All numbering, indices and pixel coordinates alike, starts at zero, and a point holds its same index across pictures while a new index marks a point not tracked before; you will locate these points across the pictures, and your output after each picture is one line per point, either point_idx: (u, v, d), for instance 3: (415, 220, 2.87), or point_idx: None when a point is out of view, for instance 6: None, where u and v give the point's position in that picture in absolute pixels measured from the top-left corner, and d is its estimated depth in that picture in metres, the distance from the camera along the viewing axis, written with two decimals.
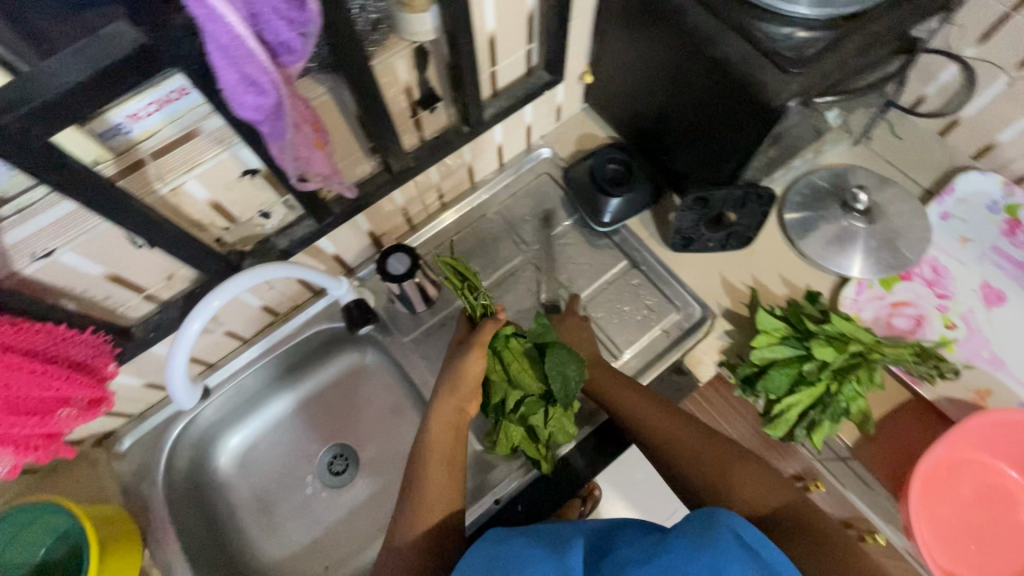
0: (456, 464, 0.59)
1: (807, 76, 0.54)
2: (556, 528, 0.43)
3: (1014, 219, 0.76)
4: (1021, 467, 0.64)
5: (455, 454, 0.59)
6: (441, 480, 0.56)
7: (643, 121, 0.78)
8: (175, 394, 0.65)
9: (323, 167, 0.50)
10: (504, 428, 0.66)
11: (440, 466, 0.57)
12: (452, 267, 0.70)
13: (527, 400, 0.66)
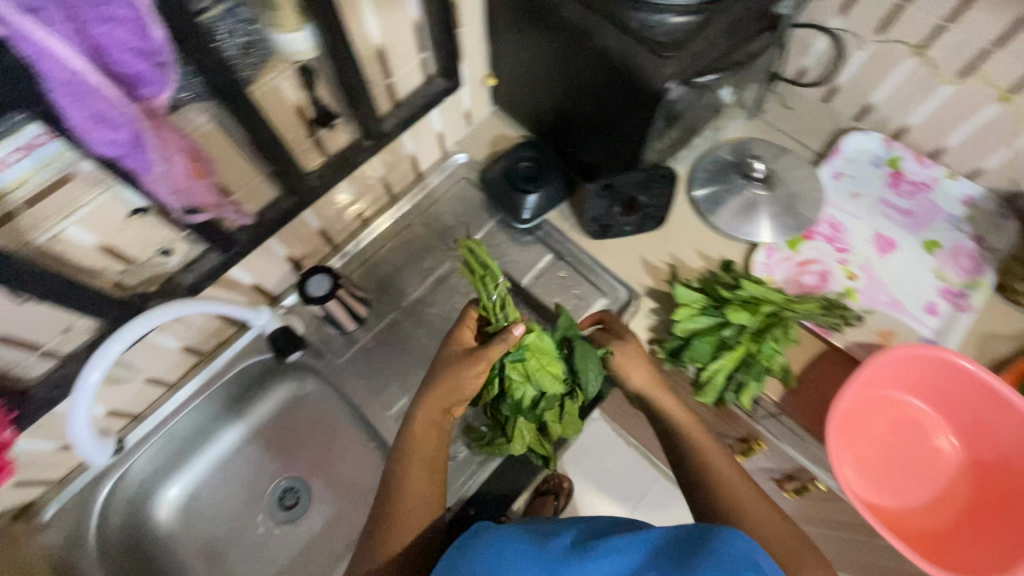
0: (436, 467, 0.58)
1: (679, 58, 0.59)
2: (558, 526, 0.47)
3: (895, 171, 0.85)
4: (924, 397, 0.69)
5: (435, 456, 0.58)
6: (421, 483, 0.56)
7: (550, 117, 0.81)
8: (83, 449, 0.62)
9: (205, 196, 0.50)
10: (517, 426, 0.65)
11: (422, 471, 0.57)
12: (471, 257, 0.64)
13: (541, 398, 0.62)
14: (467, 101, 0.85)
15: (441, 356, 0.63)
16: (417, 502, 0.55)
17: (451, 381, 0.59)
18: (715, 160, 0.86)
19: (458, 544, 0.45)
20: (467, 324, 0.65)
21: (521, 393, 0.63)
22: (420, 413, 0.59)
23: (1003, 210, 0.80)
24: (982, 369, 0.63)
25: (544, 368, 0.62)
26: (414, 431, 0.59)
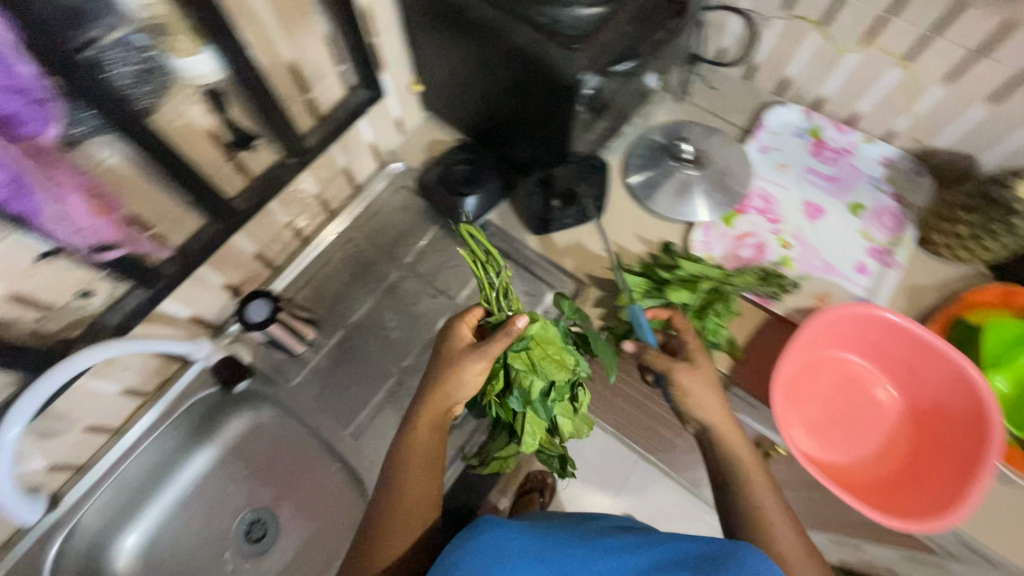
0: (434, 466, 0.57)
1: (589, 49, 0.60)
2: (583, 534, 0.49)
3: (817, 140, 0.88)
4: (861, 352, 0.73)
5: (432, 455, 0.57)
6: (419, 485, 0.55)
7: (479, 117, 0.81)
8: (3, 504, 0.60)
9: (99, 228, 0.52)
10: (527, 422, 0.61)
11: (418, 473, 0.56)
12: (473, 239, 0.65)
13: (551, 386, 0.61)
14: (397, 110, 0.85)
15: (443, 356, 0.61)
16: (411, 505, 0.54)
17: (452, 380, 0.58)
18: (647, 146, 0.88)
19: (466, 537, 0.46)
20: (465, 319, 0.63)
21: (530, 384, 0.61)
22: (423, 413, 0.58)
23: (918, 167, 0.84)
24: (904, 319, 0.67)
25: (548, 354, 0.61)
26: (415, 427, 0.58)
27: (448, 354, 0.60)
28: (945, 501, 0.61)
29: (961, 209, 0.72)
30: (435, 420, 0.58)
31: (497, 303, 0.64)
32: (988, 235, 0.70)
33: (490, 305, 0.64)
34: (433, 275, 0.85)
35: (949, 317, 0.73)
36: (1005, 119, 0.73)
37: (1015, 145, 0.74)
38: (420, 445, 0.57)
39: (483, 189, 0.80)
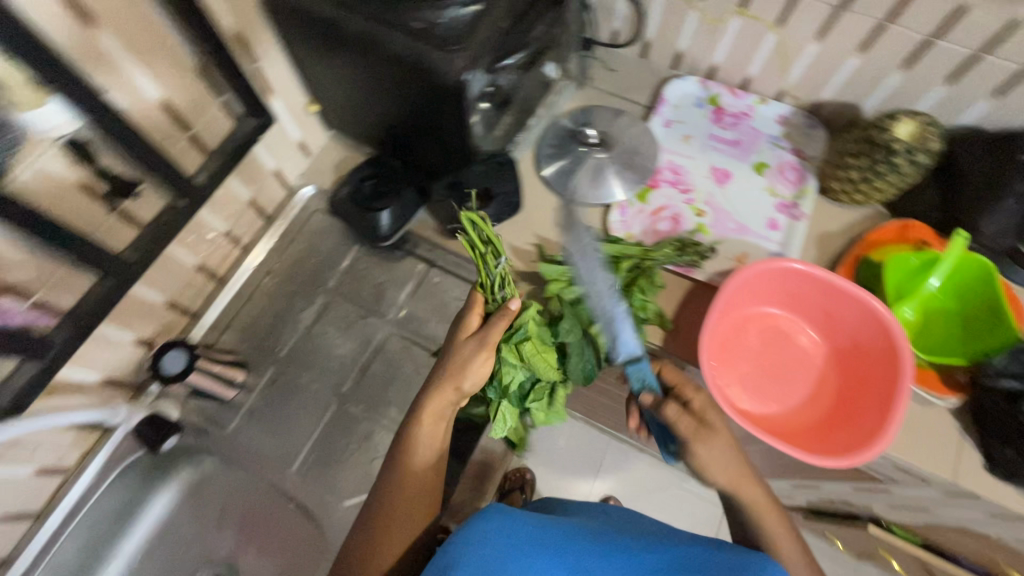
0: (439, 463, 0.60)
1: (467, 48, 0.59)
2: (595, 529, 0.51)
3: (717, 107, 0.91)
4: (780, 303, 0.76)
5: (434, 449, 0.60)
6: (418, 478, 0.58)
7: (380, 130, 0.79)
8: None
9: None
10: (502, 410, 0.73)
11: (418, 466, 0.59)
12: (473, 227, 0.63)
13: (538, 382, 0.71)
14: (297, 133, 0.83)
15: (451, 348, 0.64)
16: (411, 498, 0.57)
17: (452, 380, 0.60)
18: (557, 133, 0.89)
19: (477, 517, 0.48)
20: (472, 311, 0.65)
21: (509, 381, 0.70)
22: (424, 410, 0.59)
23: (811, 120, 0.88)
24: (811, 267, 0.70)
25: (541, 355, 0.66)
26: (423, 425, 0.60)
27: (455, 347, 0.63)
28: (872, 430, 0.65)
29: (849, 155, 0.77)
30: (438, 413, 0.60)
31: (495, 295, 0.65)
32: (875, 176, 0.74)
33: (488, 295, 0.65)
34: (361, 295, 0.83)
35: (855, 258, 0.78)
36: (876, 66, 0.77)
37: (889, 88, 0.79)
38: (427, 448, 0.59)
39: (396, 202, 0.79)
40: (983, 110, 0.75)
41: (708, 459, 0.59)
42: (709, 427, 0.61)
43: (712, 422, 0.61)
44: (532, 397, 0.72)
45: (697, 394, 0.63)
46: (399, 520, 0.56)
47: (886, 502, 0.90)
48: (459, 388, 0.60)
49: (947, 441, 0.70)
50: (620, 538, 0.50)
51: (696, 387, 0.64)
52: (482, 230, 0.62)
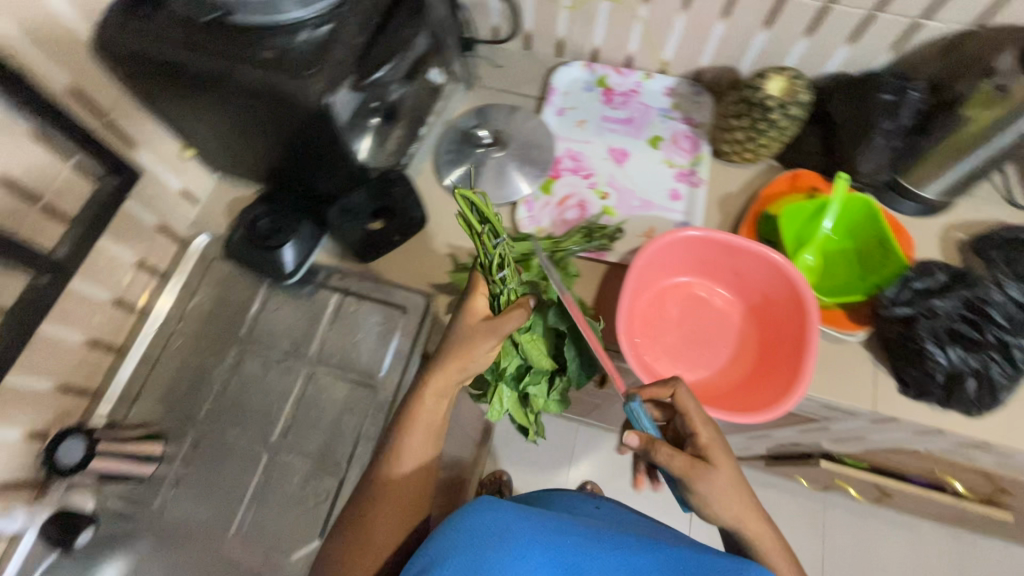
0: (438, 436, 0.62)
1: (323, 71, 0.58)
2: (588, 526, 0.52)
3: (605, 88, 0.92)
4: (692, 272, 0.78)
5: (436, 421, 0.62)
6: (419, 450, 0.61)
7: (264, 165, 0.76)
8: None
9: None
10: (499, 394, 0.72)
11: (420, 439, 0.61)
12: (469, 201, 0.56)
13: (532, 370, 0.71)
14: (176, 182, 0.78)
15: (457, 330, 0.63)
16: (409, 471, 0.60)
17: (459, 358, 0.61)
18: (451, 138, 0.88)
19: (468, 516, 0.50)
20: (477, 292, 0.65)
21: (506, 364, 0.70)
22: (428, 384, 0.61)
23: (695, 88, 0.90)
24: (704, 231, 0.72)
25: (534, 343, 0.68)
26: (422, 399, 0.62)
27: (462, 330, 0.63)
28: (792, 379, 0.67)
29: (732, 117, 0.79)
30: (440, 389, 0.62)
31: (494, 276, 0.61)
32: (759, 133, 0.77)
33: (488, 276, 0.61)
34: (277, 338, 0.80)
35: (756, 213, 0.80)
36: (742, 29, 0.80)
37: (758, 48, 0.82)
38: (423, 426, 0.61)
39: (296, 236, 0.76)
40: (844, 56, 0.79)
41: (711, 497, 0.55)
42: (713, 465, 0.56)
43: (715, 459, 0.57)
44: (529, 380, 0.71)
45: (704, 426, 0.59)
46: (395, 496, 0.58)
47: (826, 438, 0.94)
48: (463, 366, 0.61)
49: (862, 372, 0.73)
50: (612, 533, 0.52)
51: (704, 418, 0.60)
52: (481, 209, 0.57)
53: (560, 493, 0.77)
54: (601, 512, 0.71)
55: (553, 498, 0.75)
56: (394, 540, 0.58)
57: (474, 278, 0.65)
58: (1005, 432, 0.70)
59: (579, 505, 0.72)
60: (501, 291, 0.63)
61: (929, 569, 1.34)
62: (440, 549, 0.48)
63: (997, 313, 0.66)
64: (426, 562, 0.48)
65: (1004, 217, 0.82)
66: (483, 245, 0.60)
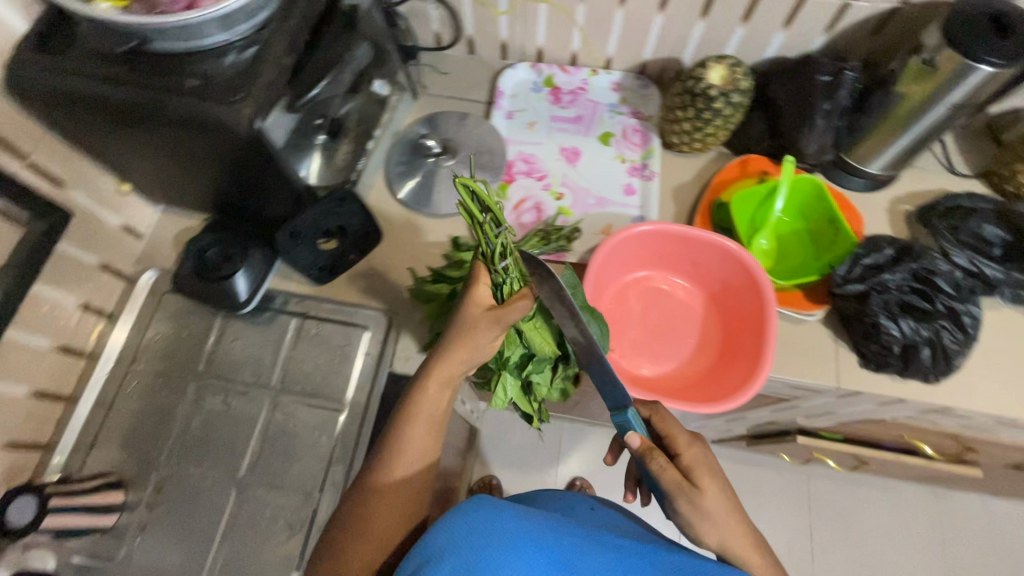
0: (439, 430, 0.58)
1: (252, 95, 0.56)
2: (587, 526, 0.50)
3: (552, 88, 0.92)
4: (651, 266, 0.79)
5: (438, 413, 0.58)
6: (421, 441, 0.56)
7: (206, 193, 0.74)
8: None
9: None
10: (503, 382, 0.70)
11: (422, 430, 0.57)
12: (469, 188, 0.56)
13: (536, 358, 0.69)
14: (115, 218, 0.76)
15: (460, 315, 0.60)
16: (410, 463, 0.55)
17: (466, 345, 0.58)
18: (402, 149, 0.87)
19: (470, 515, 0.45)
20: (480, 281, 0.60)
21: (509, 352, 0.68)
22: (432, 372, 0.58)
23: (641, 81, 0.91)
24: (655, 224, 0.72)
25: (537, 329, 0.66)
26: (424, 390, 0.57)
27: (467, 316, 0.59)
28: (753, 364, 0.68)
29: (677, 109, 0.79)
30: (444, 378, 0.58)
31: (496, 266, 0.60)
32: (704, 124, 0.77)
33: (489, 265, 0.61)
34: (235, 369, 0.77)
35: (709, 202, 0.81)
36: (680, 19, 0.80)
37: (698, 38, 0.83)
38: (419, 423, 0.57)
39: (246, 265, 0.74)
40: (781, 41, 0.80)
41: (700, 522, 0.55)
42: (697, 486, 0.56)
43: (700, 481, 0.56)
44: (533, 368, 0.69)
45: (689, 447, 0.59)
46: (392, 495, 0.54)
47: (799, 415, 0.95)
48: (468, 356, 0.59)
49: (824, 350, 0.74)
50: (608, 534, 0.51)
51: (688, 438, 0.60)
52: (483, 199, 0.57)
53: (553, 492, 0.74)
54: (595, 514, 0.68)
55: (548, 497, 0.72)
56: (387, 543, 0.53)
57: (477, 268, 0.61)
58: (960, 396, 0.72)
59: (573, 505, 0.70)
60: (504, 280, 0.62)
61: (910, 530, 1.38)
62: (437, 543, 0.44)
63: (943, 282, 0.69)
64: (422, 559, 0.43)
65: (945, 186, 0.84)
66: (484, 233, 0.60)
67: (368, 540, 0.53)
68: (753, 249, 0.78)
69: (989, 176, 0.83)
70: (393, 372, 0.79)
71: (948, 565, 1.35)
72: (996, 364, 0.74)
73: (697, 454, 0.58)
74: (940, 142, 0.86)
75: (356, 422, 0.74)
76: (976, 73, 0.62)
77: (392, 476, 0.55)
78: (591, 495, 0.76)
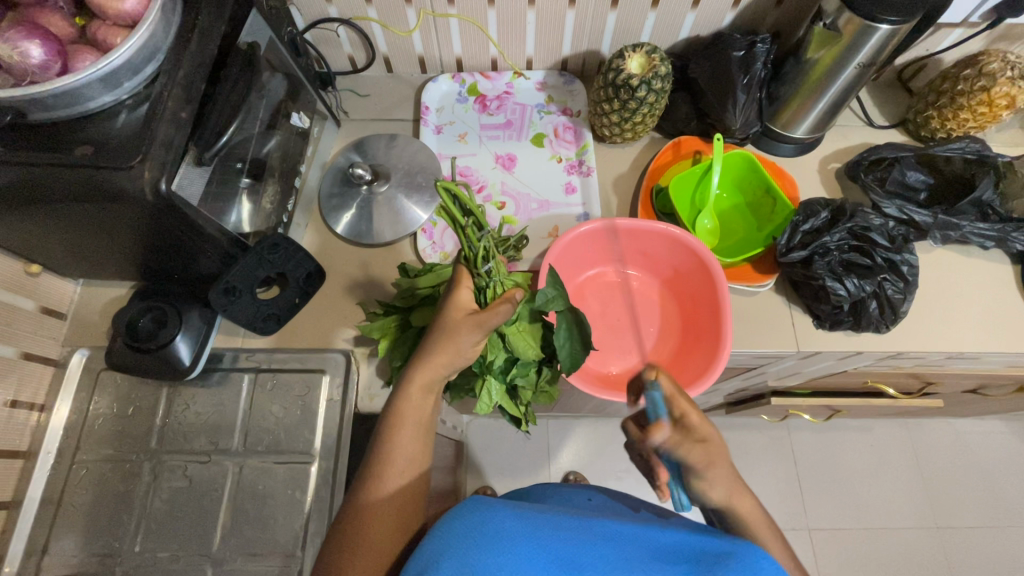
0: (427, 431, 0.57)
1: (150, 154, 0.52)
2: (581, 522, 0.47)
3: (477, 96, 0.91)
4: (598, 263, 0.79)
5: (425, 418, 0.57)
6: (410, 448, 0.55)
7: (128, 261, 0.69)
8: None
9: None
10: (489, 388, 0.66)
11: (411, 435, 0.55)
12: (448, 189, 0.61)
13: (518, 362, 0.66)
14: (30, 302, 0.71)
15: (440, 320, 0.58)
16: (400, 471, 0.54)
17: (449, 349, 0.57)
18: (334, 178, 0.85)
19: (449, 529, 0.43)
20: (462, 284, 0.61)
21: (492, 356, 0.64)
22: (415, 377, 0.56)
23: (566, 77, 0.90)
24: (597, 222, 0.72)
25: (521, 333, 0.64)
26: (408, 394, 0.56)
27: (446, 320, 0.58)
28: (714, 348, 0.69)
29: (604, 101, 0.79)
30: (427, 382, 0.57)
31: (480, 268, 0.60)
32: (632, 113, 0.77)
33: (474, 268, 0.61)
34: (189, 439, 0.71)
35: (649, 189, 0.81)
36: (592, 13, 0.80)
37: (612, 29, 0.83)
38: (408, 435, 0.55)
39: (185, 327, 0.69)
40: (692, 21, 0.81)
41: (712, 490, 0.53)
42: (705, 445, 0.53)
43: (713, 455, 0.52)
44: (517, 372, 0.66)
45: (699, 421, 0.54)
46: (384, 525, 0.51)
47: (771, 379, 0.96)
48: (450, 359, 0.57)
49: (781, 318, 0.75)
50: (605, 525, 0.48)
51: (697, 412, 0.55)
52: (464, 202, 0.62)
53: (551, 488, 0.71)
54: (594, 504, 0.64)
55: (546, 493, 0.68)
56: (388, 552, 0.51)
57: (459, 271, 0.62)
58: (913, 338, 0.75)
59: (570, 497, 0.66)
60: (490, 283, 0.61)
61: (889, 464, 1.43)
62: (436, 546, 0.42)
63: (878, 236, 0.72)
64: (423, 564, 0.41)
65: (869, 140, 0.87)
66: (467, 238, 0.62)
67: (364, 552, 0.50)
68: (698, 230, 0.79)
69: (906, 124, 0.87)
70: (361, 413, 0.75)
71: (927, 491, 1.42)
72: (937, 303, 0.77)
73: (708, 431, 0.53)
74: (857, 98, 0.89)
75: (328, 472, 0.69)
76: (877, 31, 0.64)
77: (385, 482, 0.53)
78: (587, 488, 0.73)
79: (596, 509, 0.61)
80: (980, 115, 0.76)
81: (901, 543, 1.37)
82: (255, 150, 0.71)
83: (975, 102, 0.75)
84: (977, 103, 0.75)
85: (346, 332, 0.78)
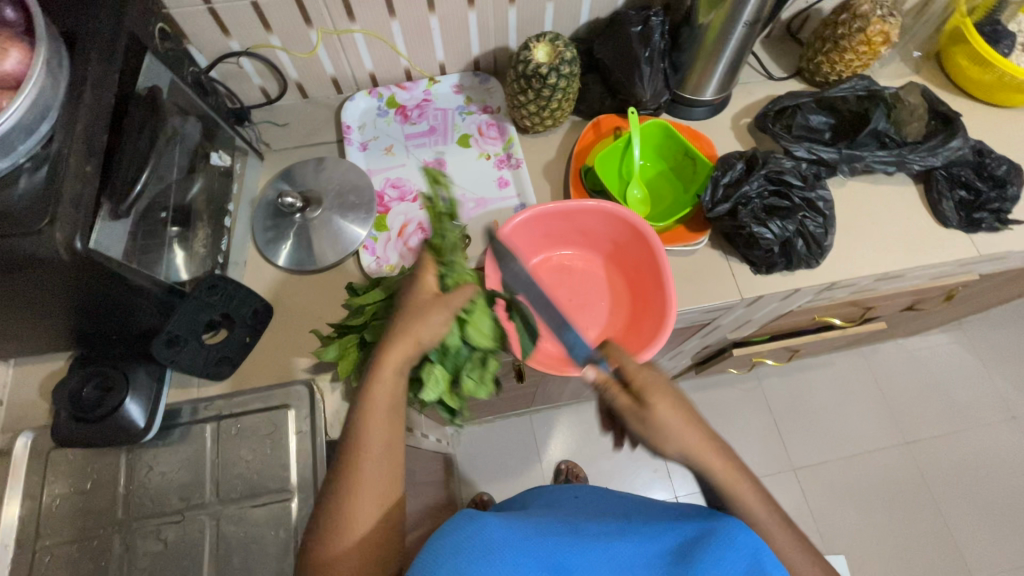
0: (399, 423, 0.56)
1: (61, 216, 0.50)
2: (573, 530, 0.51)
3: (397, 107, 0.91)
4: (536, 252, 0.81)
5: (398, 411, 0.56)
6: (385, 445, 0.54)
7: (59, 330, 0.66)
8: None
9: None
10: (435, 375, 0.63)
11: (391, 435, 0.55)
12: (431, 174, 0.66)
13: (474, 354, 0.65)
14: None
15: (408, 301, 0.58)
16: (378, 465, 0.54)
17: (421, 328, 0.56)
18: (266, 211, 0.83)
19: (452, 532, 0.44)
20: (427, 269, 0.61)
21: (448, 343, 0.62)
22: (384, 360, 0.55)
23: (480, 76, 0.92)
24: (531, 208, 0.73)
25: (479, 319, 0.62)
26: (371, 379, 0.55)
27: (415, 302, 0.58)
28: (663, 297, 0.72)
29: (519, 94, 0.80)
30: (401, 362, 0.56)
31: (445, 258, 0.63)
32: (547, 101, 0.79)
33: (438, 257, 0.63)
34: (159, 501, 0.68)
35: (578, 169, 0.84)
36: (492, 11, 0.82)
37: (515, 24, 0.85)
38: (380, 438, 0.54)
39: (133, 389, 0.67)
40: (590, 5, 0.85)
41: (667, 433, 0.57)
42: (649, 404, 0.57)
43: (652, 399, 0.57)
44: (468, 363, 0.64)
45: (640, 371, 0.59)
46: None
47: (728, 332, 1.00)
48: (421, 339, 0.56)
49: (720, 270, 0.79)
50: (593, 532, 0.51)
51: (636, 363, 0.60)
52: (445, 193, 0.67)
53: (541, 491, 0.73)
54: (580, 501, 0.67)
55: (533, 498, 0.70)
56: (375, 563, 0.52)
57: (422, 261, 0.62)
58: (841, 270, 0.80)
59: (556, 498, 0.68)
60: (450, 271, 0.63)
61: (853, 392, 1.52)
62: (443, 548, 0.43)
63: (792, 177, 0.77)
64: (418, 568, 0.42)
65: (772, 91, 0.92)
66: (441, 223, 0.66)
67: (350, 558, 0.51)
68: (629, 201, 0.82)
69: (801, 73, 0.93)
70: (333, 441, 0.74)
71: (891, 410, 1.51)
72: (858, 232, 0.82)
73: (652, 382, 0.58)
74: (755, 55, 0.94)
75: (310, 505, 0.68)
76: None
77: (365, 490, 0.53)
78: (575, 486, 0.74)
79: (584, 509, 0.63)
80: (862, 53, 0.83)
81: (878, 464, 1.44)
82: (177, 197, 0.70)
83: (855, 43, 0.81)
84: (857, 44, 0.82)
85: (305, 362, 0.76)
